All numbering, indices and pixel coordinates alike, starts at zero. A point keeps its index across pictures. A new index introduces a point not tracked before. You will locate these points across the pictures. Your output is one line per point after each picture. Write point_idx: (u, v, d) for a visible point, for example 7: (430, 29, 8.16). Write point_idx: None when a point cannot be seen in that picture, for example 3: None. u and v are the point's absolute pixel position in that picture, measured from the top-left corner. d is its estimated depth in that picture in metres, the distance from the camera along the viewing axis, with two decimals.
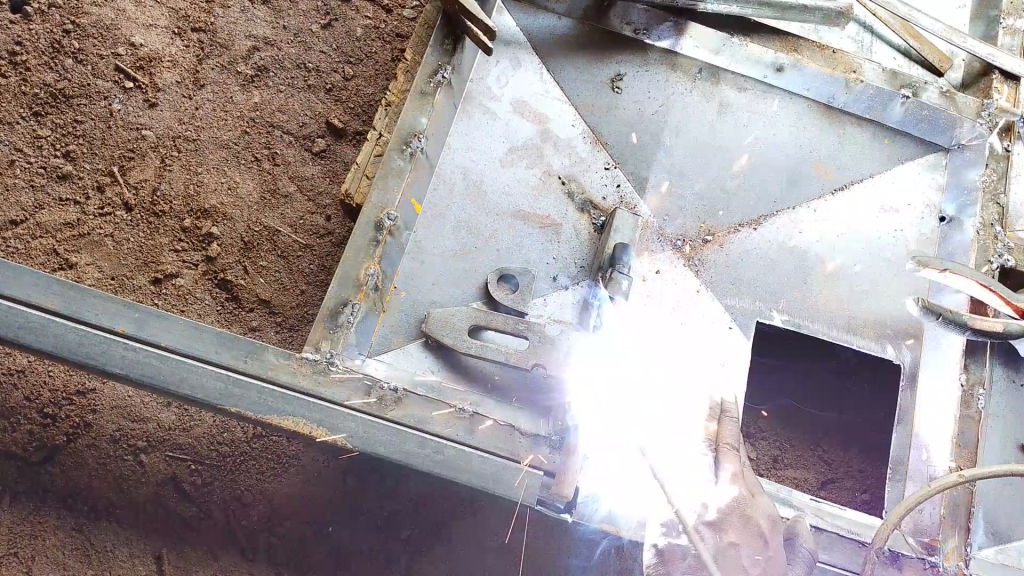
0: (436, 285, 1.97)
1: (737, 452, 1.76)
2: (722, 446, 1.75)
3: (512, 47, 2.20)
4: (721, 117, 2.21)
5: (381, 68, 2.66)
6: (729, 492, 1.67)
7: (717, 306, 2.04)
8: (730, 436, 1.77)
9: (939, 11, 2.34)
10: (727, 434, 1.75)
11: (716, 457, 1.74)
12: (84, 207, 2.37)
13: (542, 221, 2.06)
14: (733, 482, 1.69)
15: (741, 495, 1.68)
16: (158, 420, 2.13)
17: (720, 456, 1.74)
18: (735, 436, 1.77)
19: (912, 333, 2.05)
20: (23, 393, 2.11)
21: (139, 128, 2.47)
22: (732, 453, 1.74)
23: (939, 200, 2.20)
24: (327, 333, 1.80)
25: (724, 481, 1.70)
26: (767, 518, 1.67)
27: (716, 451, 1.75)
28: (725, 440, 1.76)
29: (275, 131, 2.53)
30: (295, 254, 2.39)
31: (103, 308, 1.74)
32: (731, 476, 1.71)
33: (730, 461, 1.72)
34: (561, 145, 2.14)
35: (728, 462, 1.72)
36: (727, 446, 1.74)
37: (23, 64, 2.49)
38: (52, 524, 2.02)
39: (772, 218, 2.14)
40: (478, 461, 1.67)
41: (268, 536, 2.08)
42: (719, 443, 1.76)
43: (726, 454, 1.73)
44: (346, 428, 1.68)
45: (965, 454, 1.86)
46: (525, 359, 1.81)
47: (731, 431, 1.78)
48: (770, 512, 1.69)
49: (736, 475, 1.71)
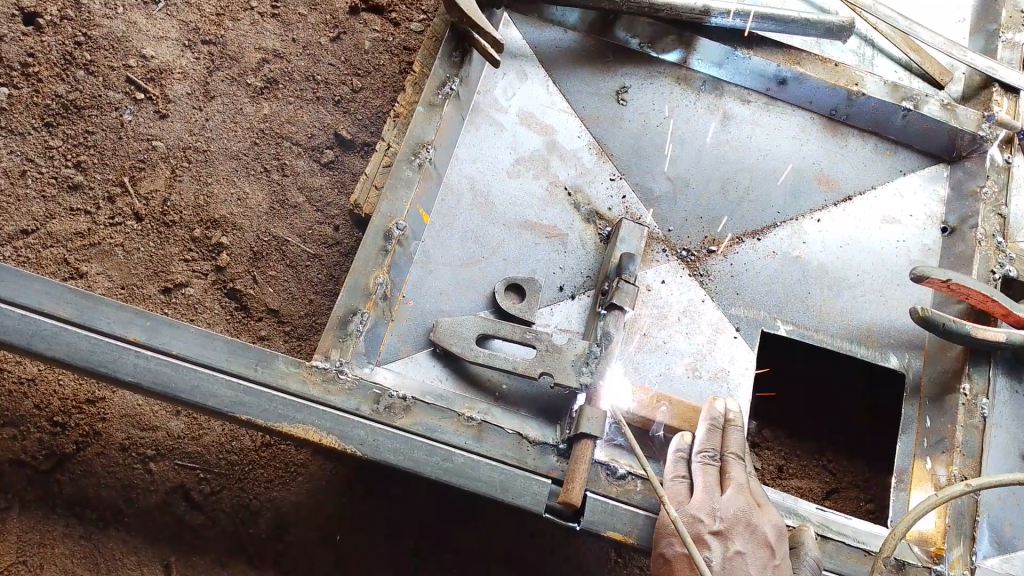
0: (444, 294, 1.99)
1: (742, 461, 1.75)
2: (728, 457, 1.75)
3: (518, 60, 2.25)
4: (724, 129, 2.24)
5: (388, 80, 2.69)
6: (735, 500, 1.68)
7: (723, 317, 2.06)
8: (734, 442, 1.76)
9: (940, 25, 2.39)
10: (732, 442, 1.76)
11: (721, 466, 1.75)
12: (95, 217, 2.39)
13: (548, 232, 2.08)
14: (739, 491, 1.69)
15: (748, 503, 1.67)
16: (167, 428, 2.15)
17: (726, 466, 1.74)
18: (740, 445, 1.76)
19: (913, 344, 2.08)
20: (35, 401, 2.14)
21: (150, 139, 2.50)
22: (737, 461, 1.74)
23: (940, 211, 2.22)
24: (336, 342, 1.80)
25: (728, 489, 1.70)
26: (773, 526, 1.66)
27: (722, 462, 1.75)
28: (730, 449, 1.75)
29: (285, 143, 2.55)
30: (304, 264, 2.41)
31: (116, 317, 1.75)
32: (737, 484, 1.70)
33: (736, 469, 1.73)
34: (566, 157, 2.17)
35: (734, 470, 1.73)
36: (733, 455, 1.74)
37: (35, 75, 2.52)
38: (60, 532, 2.02)
39: (776, 228, 2.16)
40: (486, 469, 1.69)
41: (276, 544, 2.08)
42: (725, 451, 1.75)
43: (730, 464, 1.74)
44: (355, 437, 1.70)
45: (971, 462, 1.87)
46: (533, 368, 1.82)
47: (737, 439, 1.77)
48: (776, 521, 1.68)
49: (742, 484, 1.71)
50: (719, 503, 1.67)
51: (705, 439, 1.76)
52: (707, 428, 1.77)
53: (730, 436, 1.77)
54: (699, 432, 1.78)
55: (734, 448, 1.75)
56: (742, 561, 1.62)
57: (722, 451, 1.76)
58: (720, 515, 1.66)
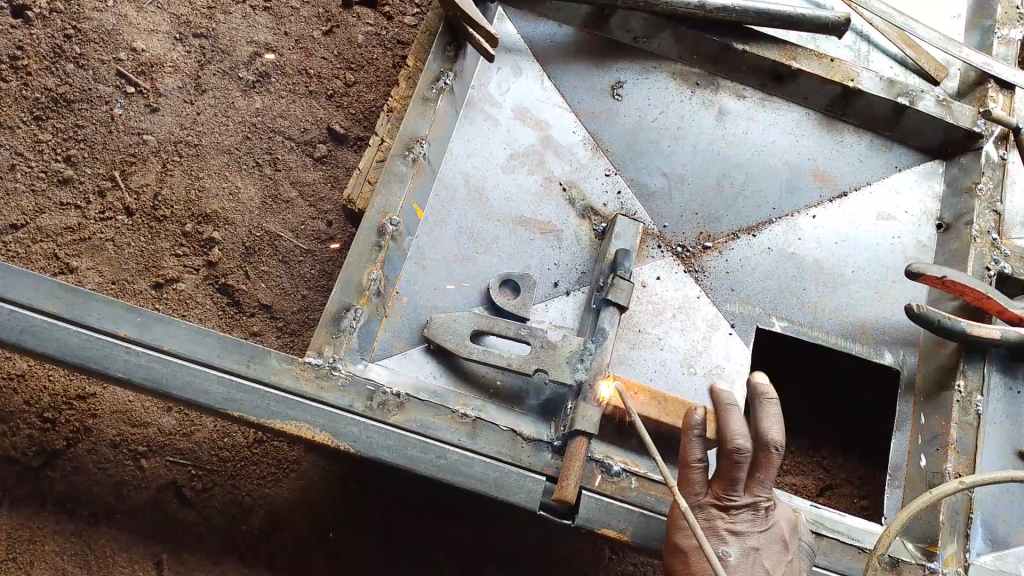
0: (438, 291, 1.97)
1: (782, 445, 1.63)
2: (765, 439, 1.63)
3: (513, 54, 2.23)
4: (720, 125, 2.23)
5: (382, 74, 2.67)
6: (755, 488, 1.65)
7: (718, 313, 2.05)
8: (769, 421, 1.64)
9: (936, 21, 2.38)
10: (767, 422, 1.64)
11: (757, 449, 1.65)
12: (85, 211, 2.37)
13: (543, 228, 2.07)
14: (764, 475, 1.64)
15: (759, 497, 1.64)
16: (159, 424, 2.13)
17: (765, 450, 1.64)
18: (779, 425, 1.64)
19: (908, 340, 2.08)
20: (24, 397, 2.11)
21: (141, 133, 2.47)
22: (774, 444, 1.63)
23: (935, 208, 2.21)
24: (329, 338, 1.79)
25: (757, 471, 1.64)
26: (788, 521, 1.67)
27: (761, 447, 1.63)
28: (764, 429, 1.64)
29: (277, 137, 2.53)
30: (297, 260, 2.39)
31: (105, 313, 1.73)
32: (767, 468, 1.64)
33: (772, 453, 1.63)
34: (561, 152, 2.16)
35: (769, 455, 1.63)
36: (770, 439, 1.62)
37: (24, 68, 2.49)
38: (50, 529, 2.01)
39: (771, 224, 2.16)
40: (480, 466, 1.69)
41: (269, 541, 2.07)
42: (759, 432, 1.64)
43: (765, 448, 1.63)
44: (349, 433, 1.69)
45: (965, 460, 1.86)
46: (527, 364, 1.81)
47: (772, 418, 1.64)
48: (789, 516, 1.69)
49: (773, 470, 1.64)
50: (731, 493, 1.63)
51: (733, 422, 1.63)
52: (733, 408, 1.65)
53: (763, 414, 1.65)
54: (723, 413, 1.66)
55: (769, 428, 1.63)
56: (756, 557, 1.61)
57: (756, 432, 1.64)
58: (733, 507, 1.63)
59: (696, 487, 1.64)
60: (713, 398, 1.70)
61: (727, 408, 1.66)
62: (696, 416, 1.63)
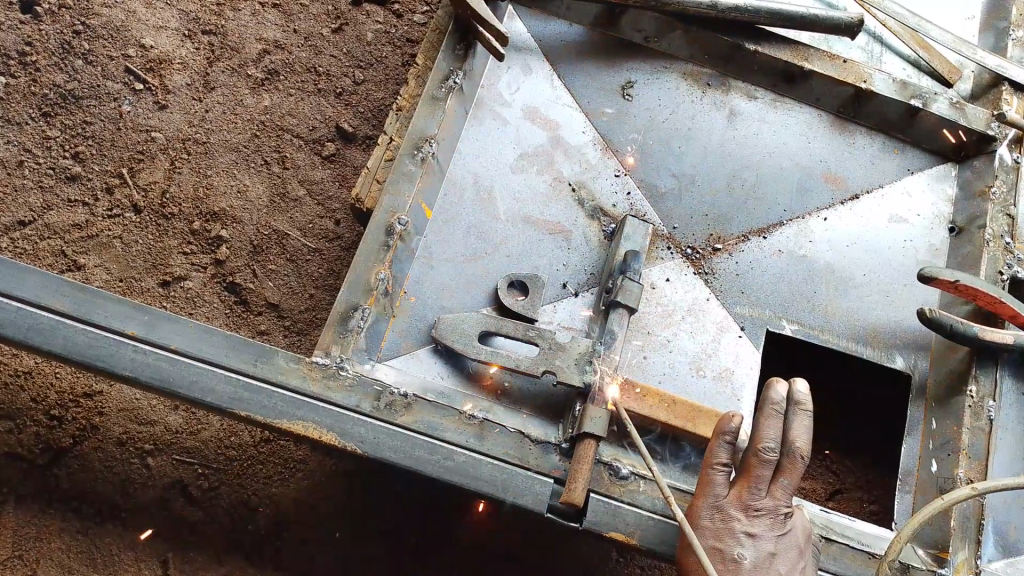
0: (446, 290, 1.96)
1: (807, 454, 1.64)
2: (792, 447, 1.63)
3: (523, 53, 2.22)
4: (731, 125, 2.21)
5: (391, 72, 2.66)
6: (777, 491, 1.63)
7: (727, 316, 2.04)
8: (798, 431, 1.64)
9: (949, 22, 2.35)
10: (796, 431, 1.64)
11: (783, 455, 1.65)
12: (93, 208, 2.37)
13: (552, 228, 2.06)
14: (787, 479, 1.63)
15: (776, 499, 1.63)
16: (166, 423, 2.13)
17: (790, 458, 1.64)
18: (807, 434, 1.64)
19: (919, 345, 2.06)
20: (31, 395, 2.11)
21: (149, 130, 2.47)
22: (799, 453, 1.63)
23: (948, 211, 2.19)
24: (337, 338, 1.79)
25: (780, 476, 1.64)
26: (805, 528, 1.67)
27: (787, 454, 1.63)
28: (792, 437, 1.64)
29: (285, 135, 2.52)
30: (304, 258, 2.39)
31: (113, 311, 1.73)
32: (791, 473, 1.63)
33: (796, 461, 1.63)
34: (571, 152, 2.14)
35: (793, 463, 1.63)
36: (796, 447, 1.63)
37: (33, 65, 2.49)
38: (56, 527, 2.00)
39: (782, 227, 2.14)
40: (487, 468, 1.67)
41: (275, 541, 2.07)
42: (787, 440, 1.64)
43: (791, 455, 1.63)
44: (356, 434, 1.68)
45: (977, 466, 1.86)
46: (535, 366, 1.80)
47: (802, 426, 1.65)
48: (807, 523, 1.69)
49: (797, 476, 1.63)
50: (751, 495, 1.62)
51: (767, 428, 1.63)
52: (770, 414, 1.64)
53: (794, 423, 1.65)
54: (760, 416, 1.66)
55: (797, 437, 1.63)
56: (771, 562, 1.60)
57: (784, 439, 1.65)
58: (747, 511, 1.61)
59: (718, 486, 1.63)
60: (762, 394, 1.67)
61: (764, 414, 1.65)
62: (730, 424, 1.64)
